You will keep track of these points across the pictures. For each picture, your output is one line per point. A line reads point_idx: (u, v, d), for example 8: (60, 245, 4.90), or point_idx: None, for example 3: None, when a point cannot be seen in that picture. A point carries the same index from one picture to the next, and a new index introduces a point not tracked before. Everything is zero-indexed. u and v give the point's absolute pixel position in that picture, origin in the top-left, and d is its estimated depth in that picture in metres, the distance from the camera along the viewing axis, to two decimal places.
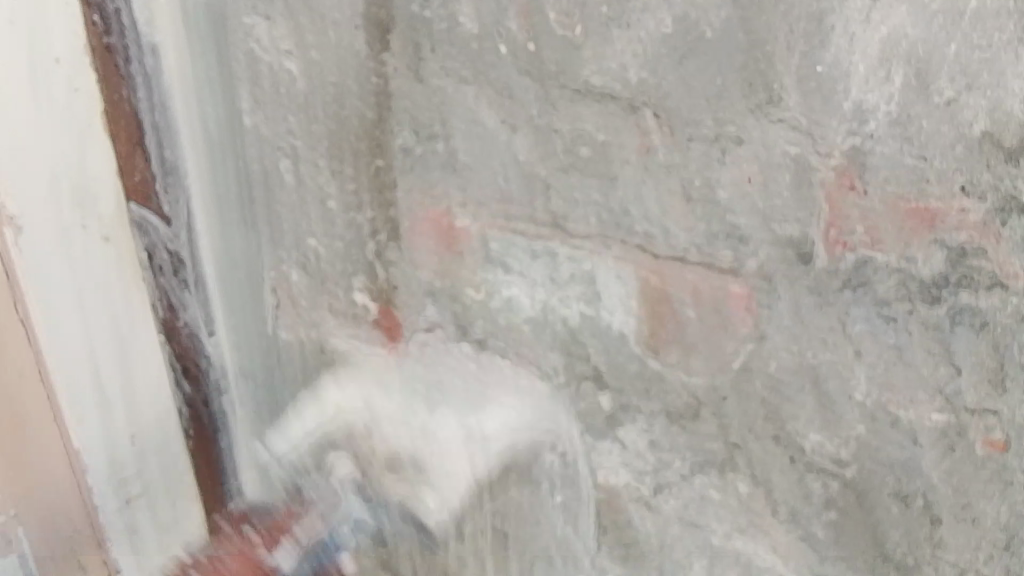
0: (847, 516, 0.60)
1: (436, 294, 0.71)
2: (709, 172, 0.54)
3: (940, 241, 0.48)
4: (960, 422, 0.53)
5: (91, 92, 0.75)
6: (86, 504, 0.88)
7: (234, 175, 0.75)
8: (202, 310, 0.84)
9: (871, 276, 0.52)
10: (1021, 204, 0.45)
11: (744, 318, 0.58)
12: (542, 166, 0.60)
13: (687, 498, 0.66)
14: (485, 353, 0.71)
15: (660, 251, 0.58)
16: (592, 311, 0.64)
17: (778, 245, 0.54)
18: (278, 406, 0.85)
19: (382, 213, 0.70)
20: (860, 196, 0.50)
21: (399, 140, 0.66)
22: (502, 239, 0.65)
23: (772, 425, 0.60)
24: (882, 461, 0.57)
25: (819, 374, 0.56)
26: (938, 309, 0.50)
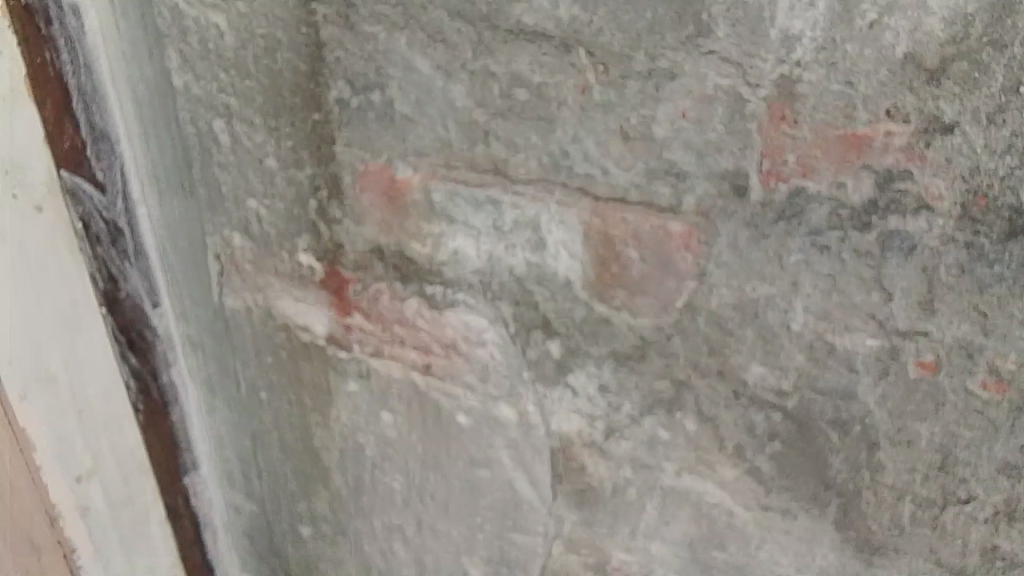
0: (790, 447, 0.62)
1: (382, 250, 0.70)
2: (645, 109, 0.54)
3: (868, 166, 0.50)
4: (893, 345, 0.55)
5: (11, 52, 0.68)
6: (38, 489, 0.83)
7: (167, 141, 0.73)
8: (146, 280, 0.82)
9: (805, 206, 0.53)
10: (944, 125, 0.47)
11: (685, 256, 0.58)
12: (479, 111, 0.60)
13: (637, 440, 0.68)
14: (433, 308, 0.71)
15: (601, 193, 0.59)
16: (537, 259, 0.64)
17: (714, 181, 0.55)
18: (230, 375, 0.85)
19: (321, 170, 0.69)
20: (791, 126, 0.51)
21: (335, 92, 0.65)
22: (444, 190, 0.65)
23: (715, 361, 0.61)
24: (822, 391, 0.59)
25: (759, 308, 0.58)
26: (869, 234, 0.52)
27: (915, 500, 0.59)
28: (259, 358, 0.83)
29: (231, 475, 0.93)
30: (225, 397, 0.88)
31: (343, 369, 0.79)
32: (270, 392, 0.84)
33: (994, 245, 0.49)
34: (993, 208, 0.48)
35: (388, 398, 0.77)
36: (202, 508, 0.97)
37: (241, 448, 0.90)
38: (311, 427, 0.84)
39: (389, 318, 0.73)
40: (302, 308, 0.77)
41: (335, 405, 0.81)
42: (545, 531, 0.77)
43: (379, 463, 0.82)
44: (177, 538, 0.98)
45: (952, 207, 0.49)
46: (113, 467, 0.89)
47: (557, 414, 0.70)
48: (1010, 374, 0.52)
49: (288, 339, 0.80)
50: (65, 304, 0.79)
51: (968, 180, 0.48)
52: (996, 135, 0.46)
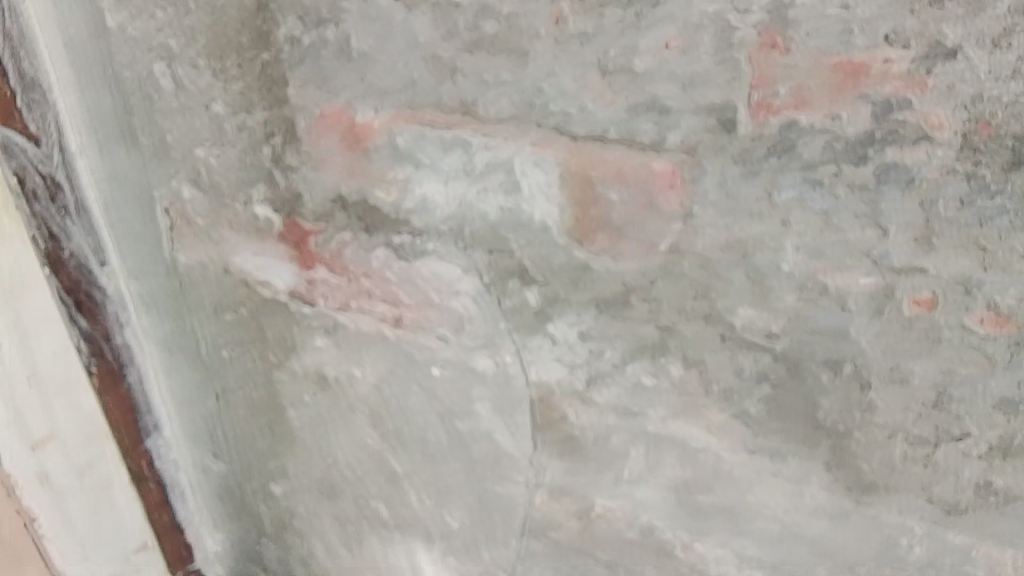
0: (779, 390, 0.60)
1: (344, 198, 0.66)
2: (626, 39, 0.51)
3: (865, 96, 0.47)
4: (888, 283, 0.52)
5: None
6: None
7: (104, 86, 0.67)
8: (90, 238, 0.75)
9: (797, 140, 0.50)
10: (947, 49, 0.44)
11: (670, 197, 0.55)
12: (445, 46, 0.56)
13: (621, 387, 0.65)
14: (403, 258, 0.67)
15: (578, 131, 0.55)
16: (512, 205, 0.60)
17: (701, 116, 0.51)
18: (191, 335, 0.82)
19: (275, 114, 0.64)
20: (783, 54, 0.47)
21: (285, 29, 0.61)
22: (411, 133, 0.60)
23: (703, 305, 0.59)
24: (814, 332, 0.56)
25: (748, 248, 0.55)
26: (865, 168, 0.49)
27: (907, 438, 0.58)
28: (218, 315, 0.79)
29: (198, 436, 0.90)
30: (188, 356, 0.83)
31: (310, 324, 0.75)
32: (233, 349, 0.81)
33: (996, 176, 0.46)
34: (996, 137, 0.45)
35: (357, 354, 0.74)
36: (168, 473, 0.93)
37: (206, 407, 0.87)
38: (279, 381, 0.81)
39: (356, 271, 0.69)
40: (262, 262, 0.73)
41: (302, 358, 0.78)
42: (527, 482, 0.75)
43: (347, 415, 0.79)
44: (145, 506, 0.92)
45: (953, 136, 0.46)
46: (70, 431, 0.82)
47: (540, 358, 0.67)
48: (1010, 309, 0.50)
49: (250, 296, 0.76)
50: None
51: (970, 108, 0.45)
52: (1000, 59, 0.43)
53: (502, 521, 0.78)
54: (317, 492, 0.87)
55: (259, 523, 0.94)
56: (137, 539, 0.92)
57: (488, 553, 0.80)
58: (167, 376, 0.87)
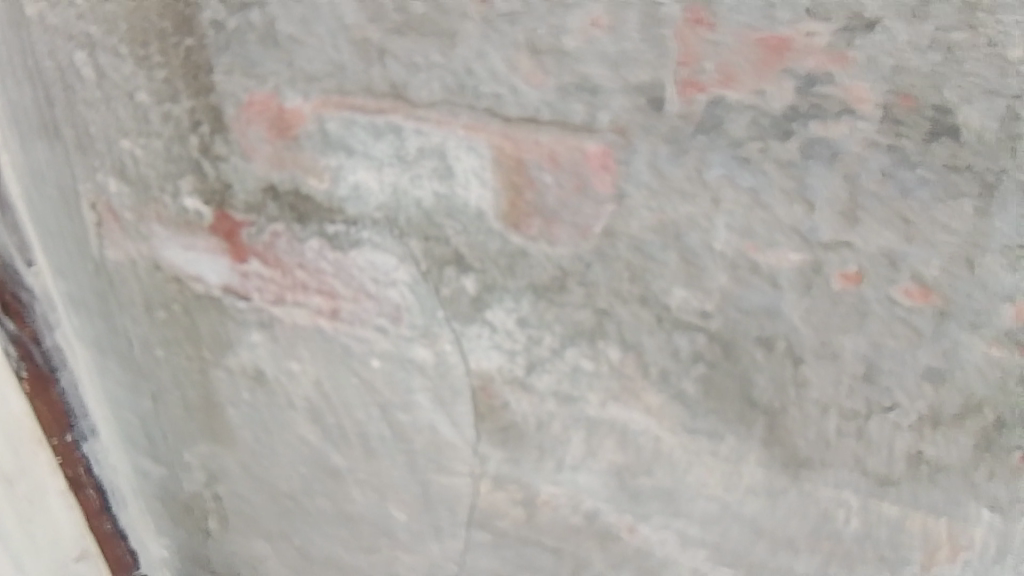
0: (714, 368, 0.61)
1: (276, 189, 0.65)
2: (554, 18, 0.49)
3: (790, 70, 0.47)
4: (816, 259, 0.53)
5: None
6: None
7: (25, 79, 0.65)
8: (15, 237, 0.76)
9: (726, 117, 0.50)
10: (867, 22, 0.44)
11: (603, 177, 0.54)
12: (373, 27, 0.54)
13: (560, 372, 0.65)
14: (337, 249, 0.66)
15: (510, 114, 0.54)
16: (446, 189, 0.59)
17: (632, 96, 0.50)
18: (120, 334, 0.79)
19: (200, 102, 0.62)
20: (709, 30, 0.47)
21: (209, 13, 0.58)
22: (340, 118, 0.59)
23: (638, 287, 0.59)
24: (745, 309, 0.57)
25: (680, 228, 0.55)
26: (791, 144, 0.49)
27: (840, 413, 0.59)
28: (150, 313, 0.77)
29: (133, 438, 0.88)
30: (116, 357, 0.81)
31: (244, 319, 0.73)
32: (165, 350, 0.79)
33: (917, 148, 0.47)
34: (917, 108, 0.46)
35: (295, 349, 0.73)
36: (104, 473, 0.92)
37: (142, 410, 0.85)
38: (216, 379, 0.79)
39: (290, 264, 0.68)
40: (191, 257, 0.71)
41: (237, 354, 0.76)
42: (470, 472, 0.74)
43: (291, 410, 0.77)
44: (82, 509, 0.93)
45: (875, 109, 0.47)
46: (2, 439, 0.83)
47: (483, 347, 0.66)
48: (934, 281, 0.51)
49: (181, 291, 0.74)
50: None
51: (891, 79, 0.46)
52: (919, 31, 0.44)
53: (448, 512, 0.78)
54: (267, 494, 0.85)
55: (204, 525, 0.92)
56: (75, 547, 0.95)
57: (436, 546, 0.81)
58: (100, 380, 0.84)
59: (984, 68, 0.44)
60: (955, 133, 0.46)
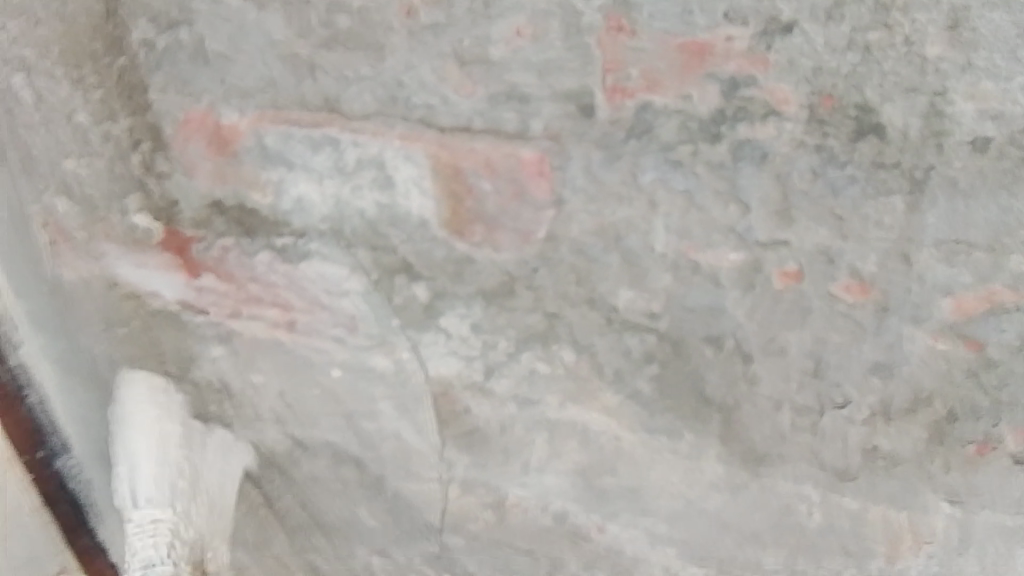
0: (667, 367, 0.61)
1: (220, 204, 0.65)
2: (477, 29, 0.49)
3: (711, 74, 0.47)
4: (755, 257, 0.53)
5: None
6: None
7: None
8: None
9: (654, 121, 0.50)
10: (783, 24, 0.45)
11: (539, 183, 0.54)
12: (301, 43, 0.55)
13: (517, 376, 0.65)
14: (287, 261, 0.65)
15: (444, 123, 0.54)
16: (387, 199, 0.59)
17: (561, 102, 0.51)
18: (83, 353, 0.77)
19: (138, 121, 0.63)
20: (630, 37, 0.47)
21: (137, 33, 0.59)
22: (277, 133, 0.59)
23: (585, 290, 0.59)
24: (691, 309, 0.57)
25: (620, 231, 0.55)
26: (721, 146, 0.49)
27: (792, 407, 0.59)
28: (111, 331, 0.75)
29: (104, 460, 0.85)
30: (81, 377, 0.79)
31: (204, 334, 0.73)
32: (128, 368, 0.76)
33: (844, 146, 0.47)
34: (840, 108, 0.46)
35: (257, 361, 0.73)
36: (82, 488, 0.91)
37: (109, 431, 0.82)
38: (182, 396, 0.76)
39: (242, 278, 0.67)
40: (144, 274, 0.70)
41: (199, 369, 0.75)
42: (438, 477, 0.74)
43: (254, 423, 0.77)
44: (57, 526, 0.93)
45: (799, 110, 0.47)
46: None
47: (439, 353, 0.66)
48: (871, 276, 0.51)
49: (139, 309, 0.73)
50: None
51: (812, 81, 0.46)
52: (835, 33, 0.44)
53: (418, 516, 0.78)
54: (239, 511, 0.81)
55: None
56: (52, 563, 0.95)
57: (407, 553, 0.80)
58: (69, 398, 0.82)
59: (903, 66, 0.44)
60: (880, 131, 0.46)
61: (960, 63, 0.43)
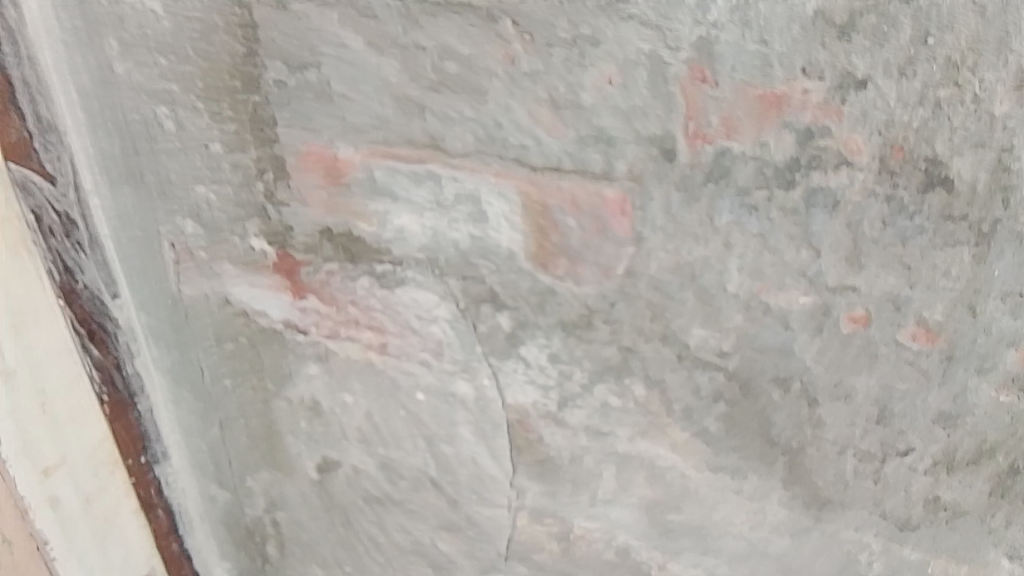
0: (734, 407, 0.63)
1: (330, 231, 0.70)
2: (572, 76, 0.54)
3: (788, 124, 0.50)
4: (825, 301, 0.56)
5: None
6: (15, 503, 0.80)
7: (114, 129, 0.70)
8: (103, 273, 0.78)
9: (731, 166, 0.53)
10: (858, 80, 0.48)
11: (621, 222, 0.58)
12: (412, 86, 0.60)
13: (590, 408, 0.68)
14: (385, 287, 0.71)
15: (536, 163, 0.59)
16: (480, 232, 0.64)
17: (644, 146, 0.55)
18: (191, 364, 0.83)
19: (265, 152, 0.68)
20: (712, 87, 0.51)
21: (272, 73, 0.64)
22: (385, 167, 0.64)
23: (659, 325, 0.62)
24: (760, 349, 0.60)
25: (695, 270, 0.58)
26: (793, 192, 0.53)
27: (857, 454, 0.61)
28: (220, 345, 0.81)
29: (203, 464, 0.91)
30: (189, 387, 0.85)
31: (303, 352, 0.79)
32: (233, 380, 0.83)
33: (913, 197, 0.50)
34: (910, 160, 0.49)
35: (348, 381, 0.78)
36: (173, 496, 0.94)
37: (212, 437, 0.88)
38: (279, 410, 0.83)
39: (344, 300, 0.73)
40: (257, 294, 0.77)
41: (296, 386, 0.81)
42: (509, 504, 0.77)
43: (341, 440, 0.83)
44: (151, 531, 0.94)
45: (871, 161, 0.50)
46: (77, 463, 0.84)
47: (519, 381, 0.70)
48: (938, 324, 0.54)
49: (247, 326, 0.79)
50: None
51: (884, 133, 0.49)
52: (908, 88, 0.47)
53: (488, 542, 0.81)
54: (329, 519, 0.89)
55: (263, 551, 0.95)
56: (144, 565, 0.95)
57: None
58: (175, 407, 0.87)
59: (972, 122, 0.47)
60: (948, 183, 0.49)
61: None
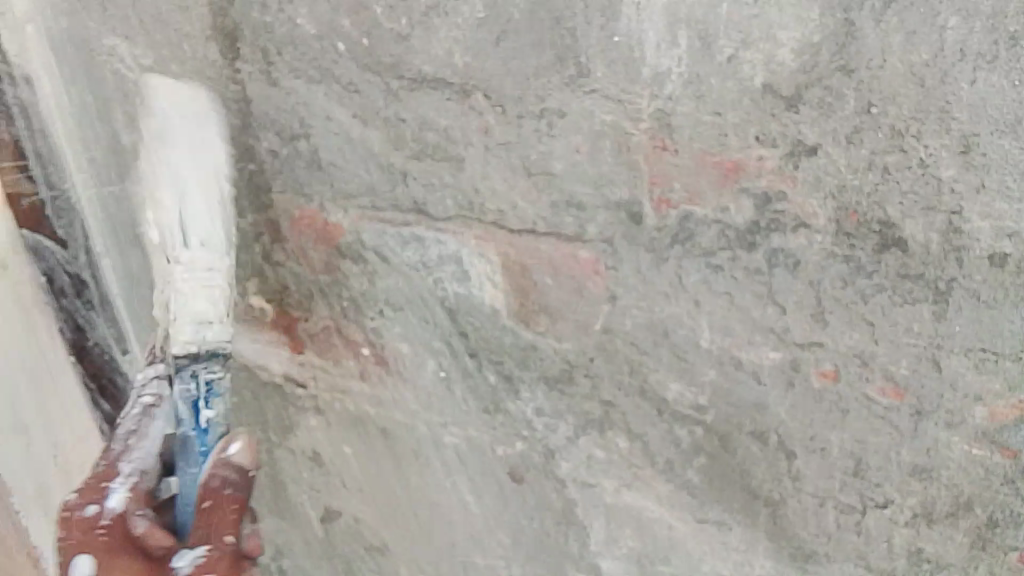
0: (714, 460, 0.64)
1: (323, 287, 0.73)
2: (542, 145, 0.57)
3: (745, 189, 0.53)
4: (795, 357, 0.57)
5: None
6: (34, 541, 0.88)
7: (122, 197, 0.74)
8: (112, 329, 0.82)
9: (695, 229, 0.55)
10: (808, 148, 0.50)
11: (597, 281, 0.61)
12: (395, 154, 0.62)
13: (576, 460, 0.70)
14: (376, 343, 0.73)
15: (512, 226, 0.61)
16: (465, 290, 0.66)
17: (612, 210, 0.57)
18: None
19: (262, 217, 0.71)
20: (672, 155, 0.53)
21: (266, 143, 0.67)
22: (373, 231, 0.67)
23: (637, 381, 0.64)
24: (736, 404, 0.61)
25: (668, 327, 0.60)
26: (756, 253, 0.54)
27: (837, 506, 0.61)
28: None
29: None
30: None
31: (302, 405, 0.80)
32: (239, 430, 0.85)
33: (871, 257, 0.51)
34: (864, 223, 0.50)
35: (346, 433, 0.79)
36: None
37: None
38: (282, 459, 0.84)
39: (339, 353, 0.75)
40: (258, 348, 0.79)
41: (297, 437, 0.82)
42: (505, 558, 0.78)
43: (341, 492, 0.83)
44: None
45: (828, 223, 0.51)
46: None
47: (507, 433, 0.71)
48: (905, 381, 0.54)
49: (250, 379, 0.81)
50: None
51: (837, 198, 0.50)
52: (857, 154, 0.49)
53: None
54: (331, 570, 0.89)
55: None
56: None
57: None
58: None
59: (919, 186, 0.48)
60: (902, 245, 0.50)
61: (973, 184, 0.47)
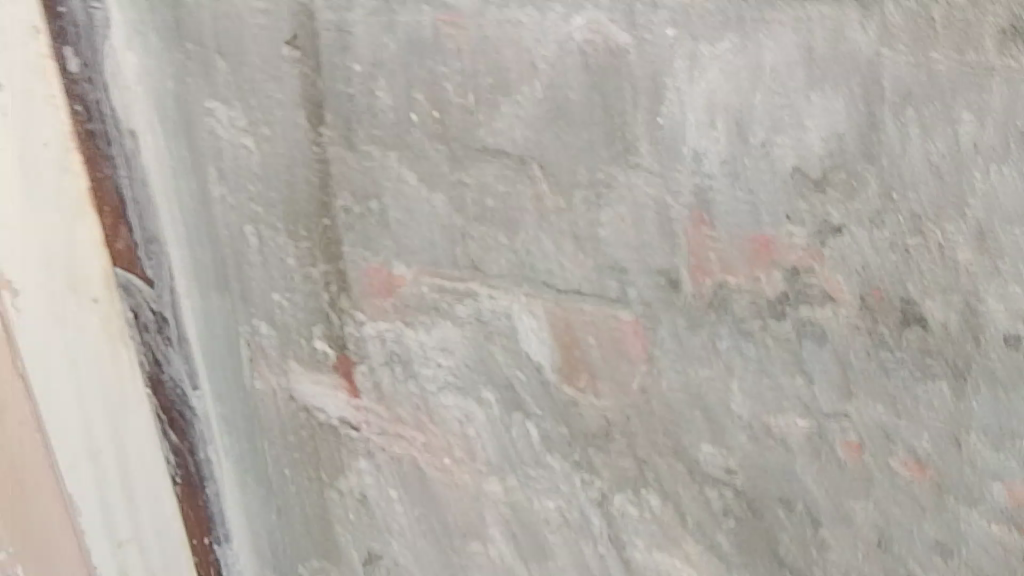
0: (743, 523, 0.66)
1: (385, 337, 0.77)
2: (590, 214, 0.62)
3: (777, 263, 0.56)
4: (822, 426, 0.60)
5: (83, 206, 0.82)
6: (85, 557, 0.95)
7: (206, 243, 0.80)
8: (186, 365, 0.88)
9: (730, 298, 0.59)
10: (833, 227, 0.53)
11: (635, 342, 0.65)
12: (457, 217, 0.68)
13: (611, 516, 0.72)
14: (427, 392, 0.77)
15: (560, 287, 0.66)
16: (513, 345, 0.70)
17: (653, 276, 0.61)
18: (259, 453, 0.90)
19: (332, 267, 0.76)
20: (710, 229, 0.58)
21: (340, 201, 0.73)
22: (435, 284, 0.72)
23: (671, 442, 0.66)
24: (765, 470, 0.63)
25: (702, 390, 0.63)
26: (785, 323, 0.58)
27: None
28: (285, 437, 0.87)
29: (262, 549, 0.96)
30: (255, 474, 0.91)
31: (356, 448, 0.84)
32: (292, 469, 0.89)
33: (893, 333, 0.54)
34: (887, 299, 0.54)
35: (393, 478, 0.83)
36: None
37: (270, 521, 0.93)
38: (331, 500, 0.88)
39: (393, 401, 0.79)
40: (319, 391, 0.83)
41: (347, 478, 0.86)
42: None
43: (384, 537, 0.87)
44: None
45: (853, 298, 0.55)
46: (145, 514, 0.95)
47: (546, 486, 0.75)
48: (928, 455, 0.57)
49: (309, 420, 0.85)
50: (76, 338, 0.85)
51: (862, 274, 0.54)
52: (880, 235, 0.52)
53: None
54: None
55: None
56: None
57: None
58: (240, 495, 0.93)
59: (939, 268, 0.51)
60: (924, 322, 0.53)
61: (989, 268, 0.50)
